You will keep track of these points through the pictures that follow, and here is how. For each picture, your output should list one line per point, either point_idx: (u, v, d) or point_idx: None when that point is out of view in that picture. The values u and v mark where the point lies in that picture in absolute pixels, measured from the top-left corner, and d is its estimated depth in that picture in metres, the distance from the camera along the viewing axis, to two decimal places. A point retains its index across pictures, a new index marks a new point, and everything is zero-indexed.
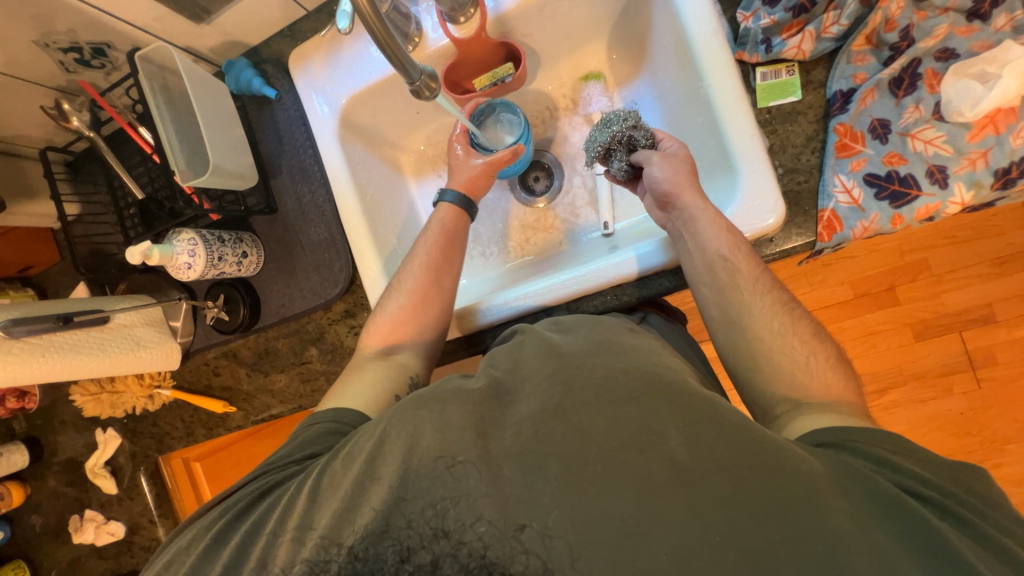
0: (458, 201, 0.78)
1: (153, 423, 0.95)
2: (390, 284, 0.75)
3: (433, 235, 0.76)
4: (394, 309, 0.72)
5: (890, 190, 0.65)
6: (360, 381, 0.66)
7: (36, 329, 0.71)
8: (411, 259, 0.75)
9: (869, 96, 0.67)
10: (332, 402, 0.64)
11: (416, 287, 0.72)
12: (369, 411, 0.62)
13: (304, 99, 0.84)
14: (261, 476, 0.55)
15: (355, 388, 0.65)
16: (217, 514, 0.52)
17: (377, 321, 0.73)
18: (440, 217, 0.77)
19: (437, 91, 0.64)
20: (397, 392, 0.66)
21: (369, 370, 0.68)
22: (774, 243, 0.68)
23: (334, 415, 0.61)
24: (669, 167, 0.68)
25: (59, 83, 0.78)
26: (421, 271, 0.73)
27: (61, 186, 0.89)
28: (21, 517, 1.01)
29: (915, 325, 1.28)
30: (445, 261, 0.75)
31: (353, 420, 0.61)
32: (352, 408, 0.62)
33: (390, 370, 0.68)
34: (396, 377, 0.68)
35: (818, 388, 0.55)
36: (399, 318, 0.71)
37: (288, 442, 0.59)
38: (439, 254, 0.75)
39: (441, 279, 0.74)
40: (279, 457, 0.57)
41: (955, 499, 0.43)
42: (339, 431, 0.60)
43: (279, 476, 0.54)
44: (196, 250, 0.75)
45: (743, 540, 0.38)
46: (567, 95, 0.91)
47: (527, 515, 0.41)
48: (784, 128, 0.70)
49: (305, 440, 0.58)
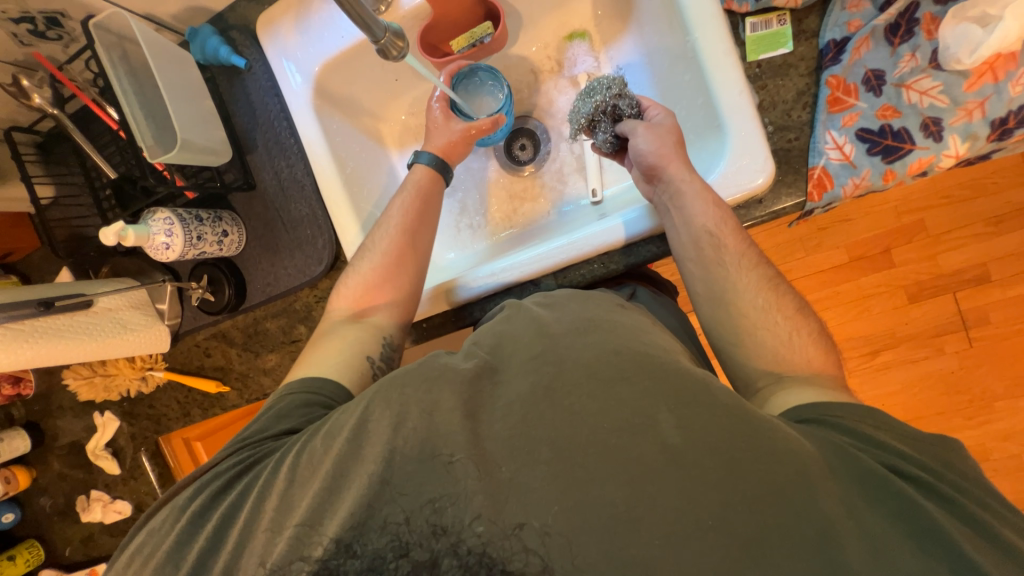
0: (434, 163, 0.76)
1: (149, 405, 0.96)
2: (363, 246, 0.73)
3: (407, 195, 0.74)
4: (368, 270, 0.70)
5: (882, 145, 0.63)
6: (336, 348, 0.64)
7: (17, 316, 0.70)
8: (383, 218, 0.73)
9: (863, 45, 0.64)
10: (306, 370, 0.62)
11: (389, 245, 0.70)
12: (344, 380, 0.61)
13: (275, 67, 0.80)
14: (237, 452, 0.52)
15: (329, 357, 0.63)
16: (191, 495, 0.50)
17: (350, 283, 0.70)
18: (415, 178, 0.75)
19: (405, 50, 0.60)
20: (370, 355, 0.65)
21: (341, 336, 0.65)
22: (763, 204, 0.66)
23: (311, 386, 0.59)
24: (655, 139, 0.66)
25: (15, 57, 0.74)
26: (396, 231, 0.71)
27: (32, 168, 0.85)
28: (30, 499, 1.03)
29: (909, 288, 1.27)
30: (420, 218, 0.72)
31: (330, 391, 0.59)
32: (328, 378, 0.60)
33: (363, 333, 0.66)
34: (370, 346, 0.65)
35: (800, 363, 0.55)
36: (372, 280, 0.69)
37: (259, 417, 0.56)
38: (414, 212, 0.73)
39: (417, 237, 0.72)
40: (256, 429, 0.55)
41: (937, 474, 0.43)
42: (316, 401, 0.58)
43: (256, 452, 0.52)
44: (173, 229, 0.73)
45: (741, 526, 0.38)
46: (552, 56, 0.87)
47: (524, 514, 0.39)
48: (775, 82, 0.67)
49: (280, 412, 0.56)
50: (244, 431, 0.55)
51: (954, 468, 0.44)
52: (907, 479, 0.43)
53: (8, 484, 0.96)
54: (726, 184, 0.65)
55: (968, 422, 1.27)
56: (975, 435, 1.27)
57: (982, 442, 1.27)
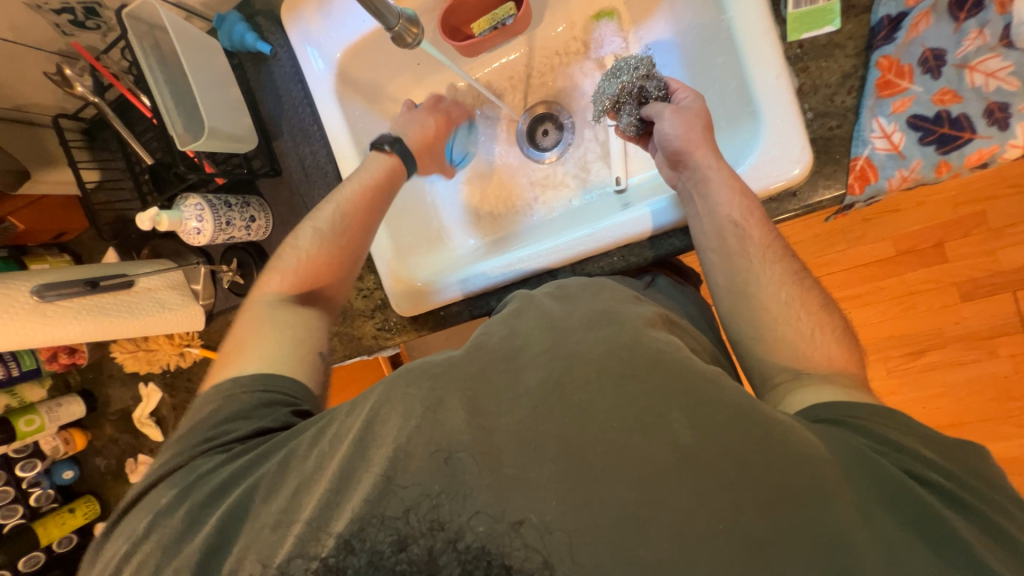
0: (397, 152, 0.76)
1: (188, 378, 1.02)
2: (307, 223, 0.72)
3: (358, 186, 0.72)
4: (317, 255, 0.70)
5: (936, 134, 0.57)
6: (286, 341, 0.65)
7: (64, 294, 0.75)
8: (332, 206, 0.72)
9: (922, 21, 0.58)
10: (256, 366, 0.62)
11: (339, 240, 0.71)
12: (299, 376, 0.63)
13: (298, 52, 0.80)
14: (207, 454, 0.55)
15: (277, 350, 0.64)
16: (175, 498, 0.52)
17: (297, 267, 0.70)
18: (375, 167, 0.74)
19: (420, 37, 0.59)
20: (318, 349, 0.67)
21: (289, 327, 0.66)
22: (798, 197, 0.62)
23: (262, 385, 0.60)
24: (682, 124, 0.63)
25: (59, 46, 0.78)
26: (347, 222, 0.71)
27: (79, 154, 0.90)
28: (87, 459, 1.12)
29: (961, 285, 1.18)
30: (369, 213, 0.72)
31: (287, 387, 0.61)
32: (285, 374, 0.62)
33: (309, 324, 0.68)
34: (314, 335, 0.68)
35: (821, 361, 0.52)
36: (322, 264, 0.70)
37: (218, 414, 0.58)
38: (365, 207, 0.72)
39: (367, 233, 0.73)
40: (219, 432, 0.56)
41: (973, 489, 0.40)
42: (277, 400, 0.59)
43: (228, 457, 0.54)
44: (204, 214, 0.75)
45: (751, 535, 0.36)
46: (579, 36, 0.83)
47: (523, 509, 0.39)
48: (817, 64, 0.62)
49: (238, 413, 0.57)
50: (206, 432, 0.57)
51: (989, 483, 0.41)
52: (933, 487, 0.40)
53: (67, 444, 1.06)
54: (758, 175, 0.61)
55: (1018, 430, 1.18)
56: None
57: None
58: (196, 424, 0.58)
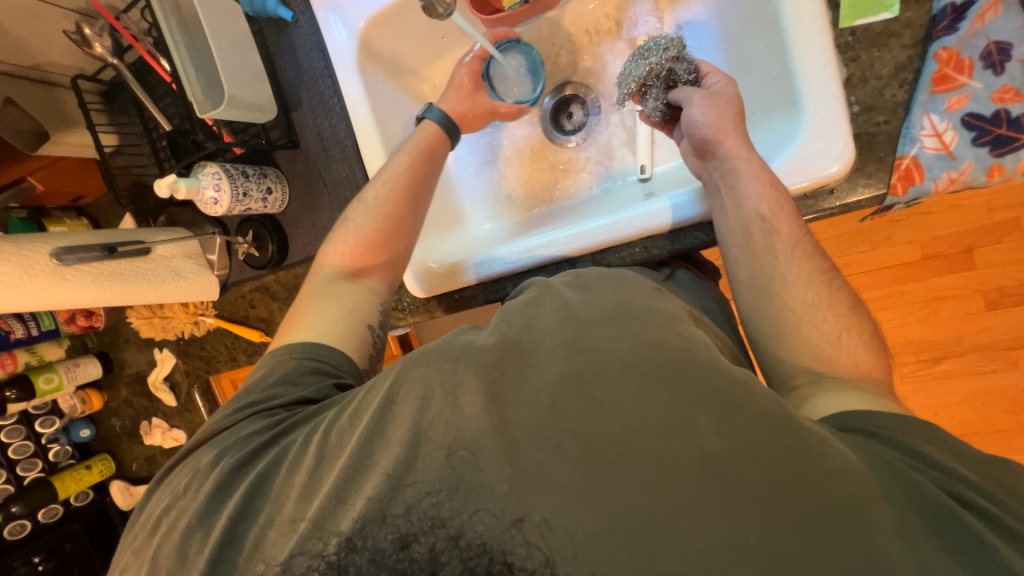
0: (442, 121, 0.75)
1: (201, 347, 1.03)
2: (360, 198, 0.72)
3: (405, 157, 0.72)
4: (368, 225, 0.70)
5: (993, 134, 0.54)
6: (335, 313, 0.65)
7: (84, 258, 0.74)
8: (384, 176, 0.72)
9: (989, 11, 0.54)
10: (307, 335, 0.63)
11: (389, 213, 0.70)
12: (348, 349, 0.63)
13: (320, 20, 0.78)
14: (250, 418, 0.55)
15: (328, 322, 0.64)
16: (213, 458, 0.53)
17: (347, 238, 0.70)
18: (424, 135, 0.74)
19: (452, 8, 0.56)
20: (370, 323, 0.67)
21: (340, 298, 0.67)
22: (834, 194, 0.59)
23: (312, 353, 0.61)
24: (713, 110, 0.60)
25: (78, 4, 0.77)
26: (398, 193, 0.71)
27: (98, 116, 0.88)
28: (103, 419, 1.15)
29: (989, 293, 1.14)
30: (416, 184, 0.71)
31: (334, 359, 0.61)
32: (333, 346, 0.62)
33: (359, 295, 0.68)
34: (368, 309, 0.68)
35: (846, 364, 0.50)
36: (372, 238, 0.69)
37: (267, 379, 0.59)
38: (413, 174, 0.71)
39: (416, 207, 0.71)
40: (263, 398, 0.57)
41: (1005, 510, 0.39)
42: (323, 370, 0.60)
43: (269, 423, 0.54)
44: (221, 184, 0.75)
45: (776, 548, 0.35)
46: (611, 14, 0.79)
47: (523, 507, 0.38)
48: (868, 54, 0.58)
49: (284, 380, 0.58)
50: (251, 397, 0.58)
51: (1022, 501, 0.40)
52: (967, 508, 0.38)
53: (84, 404, 1.08)
54: (794, 170, 0.58)
55: None
56: None
57: None
58: (247, 387, 0.60)
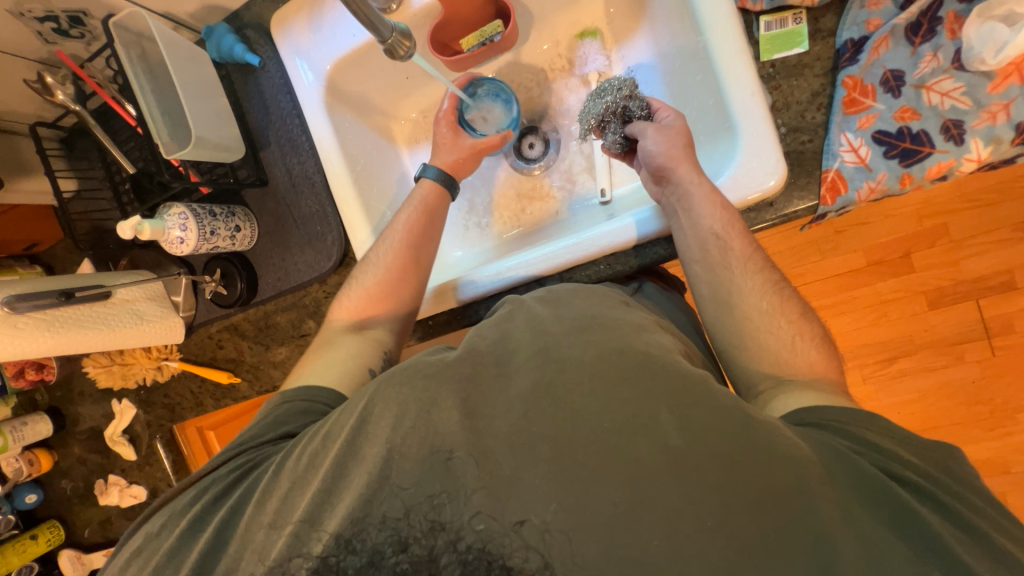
0: (439, 178, 0.77)
1: (164, 394, 0.98)
2: (365, 258, 0.74)
3: (411, 212, 0.75)
4: (370, 281, 0.71)
5: (900, 148, 0.61)
6: (333, 355, 0.66)
7: (38, 305, 0.72)
8: (390, 236, 0.73)
9: (882, 45, 0.63)
10: (305, 378, 0.63)
11: (389, 262, 0.71)
12: (343, 387, 0.62)
13: (288, 65, 0.82)
14: (238, 456, 0.54)
15: (328, 365, 0.64)
16: (191, 498, 0.51)
17: (351, 294, 0.71)
18: (422, 193, 0.76)
19: (412, 50, 0.60)
20: (370, 366, 0.66)
21: (342, 344, 0.67)
22: (774, 207, 0.65)
23: (309, 395, 0.60)
24: (664, 140, 0.66)
25: (41, 54, 0.77)
26: (401, 245, 0.72)
27: (57, 163, 0.88)
28: (52, 481, 1.06)
29: (929, 293, 1.23)
30: (422, 239, 0.73)
31: (327, 397, 0.60)
32: (326, 385, 0.62)
33: (363, 344, 0.67)
34: (372, 354, 0.67)
35: (802, 367, 0.54)
36: (375, 292, 0.70)
37: (260, 420, 0.58)
38: (420, 232, 0.73)
39: (419, 258, 0.73)
40: (256, 435, 0.56)
41: (947, 487, 0.42)
42: (316, 409, 0.59)
43: (257, 457, 0.53)
44: (187, 224, 0.74)
45: (740, 530, 0.36)
46: (563, 54, 0.86)
47: (523, 510, 0.39)
48: (788, 83, 0.66)
49: (277, 420, 0.57)
50: (241, 436, 0.57)
51: (959, 480, 0.43)
52: (911, 488, 0.41)
53: (31, 466, 0.99)
54: (737, 186, 0.64)
55: (988, 433, 1.23)
56: (996, 447, 1.23)
57: (1003, 454, 1.23)
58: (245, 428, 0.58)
